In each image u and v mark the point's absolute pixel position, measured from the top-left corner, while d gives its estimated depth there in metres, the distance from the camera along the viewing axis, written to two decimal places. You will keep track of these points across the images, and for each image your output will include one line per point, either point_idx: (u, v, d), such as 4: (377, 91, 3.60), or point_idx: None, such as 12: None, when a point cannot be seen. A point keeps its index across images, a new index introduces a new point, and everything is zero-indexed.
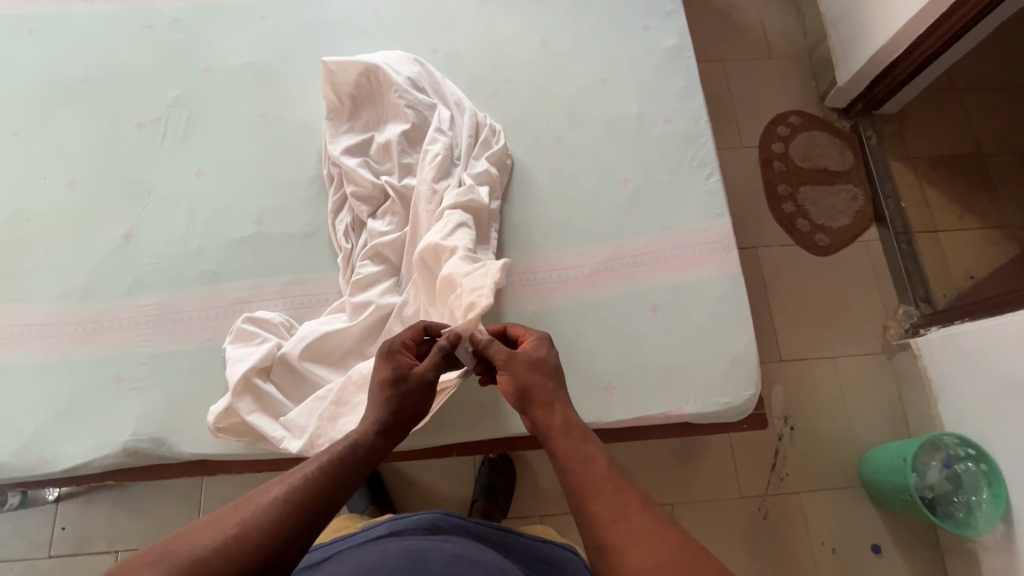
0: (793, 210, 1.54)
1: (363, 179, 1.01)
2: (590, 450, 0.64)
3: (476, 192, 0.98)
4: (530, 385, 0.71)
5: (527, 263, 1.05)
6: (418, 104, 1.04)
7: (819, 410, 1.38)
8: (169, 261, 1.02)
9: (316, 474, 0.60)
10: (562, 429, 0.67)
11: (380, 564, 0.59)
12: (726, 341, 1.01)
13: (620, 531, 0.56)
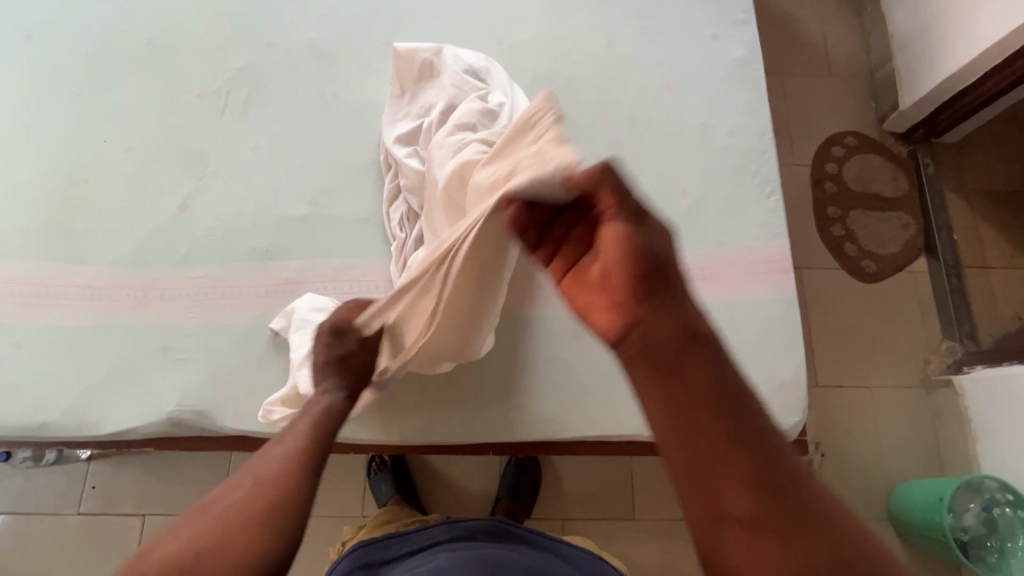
0: (842, 234, 1.51)
1: (408, 167, 0.99)
2: (705, 409, 0.56)
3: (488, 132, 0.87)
4: (653, 261, 0.60)
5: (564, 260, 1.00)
6: (465, 86, 1.00)
7: (850, 439, 1.36)
8: (223, 233, 1.02)
9: (278, 454, 0.64)
10: (670, 343, 0.59)
11: (458, 564, 0.68)
12: (775, 365, 0.99)
13: (719, 471, 0.54)
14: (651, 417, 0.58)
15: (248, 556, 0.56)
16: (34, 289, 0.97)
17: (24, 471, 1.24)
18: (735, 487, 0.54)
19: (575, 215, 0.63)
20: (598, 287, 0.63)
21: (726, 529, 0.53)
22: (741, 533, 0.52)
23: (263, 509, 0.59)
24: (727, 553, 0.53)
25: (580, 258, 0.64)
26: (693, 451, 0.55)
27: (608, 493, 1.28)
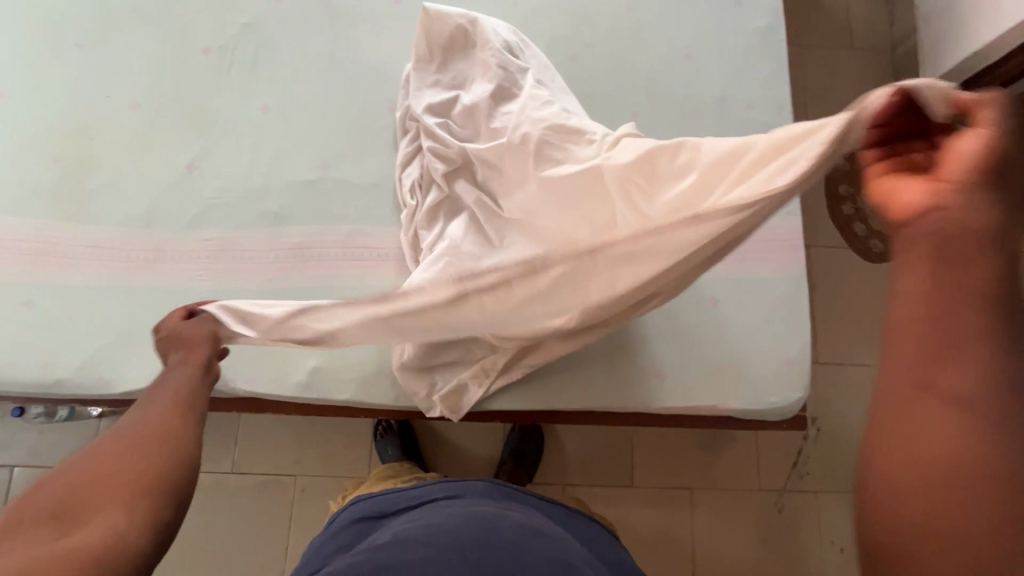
0: (851, 213, 1.47)
1: (444, 139, 0.96)
2: (977, 287, 0.39)
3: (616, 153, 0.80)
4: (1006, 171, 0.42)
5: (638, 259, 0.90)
6: (509, 66, 0.96)
7: (846, 415, 1.38)
8: (233, 196, 1.01)
9: (133, 423, 0.53)
10: (931, 232, 0.42)
11: (454, 522, 0.69)
12: (780, 342, 1.00)
13: (913, 387, 0.38)
14: (902, 273, 0.41)
15: (125, 512, 0.46)
16: (42, 247, 0.97)
17: (38, 425, 1.27)
18: (968, 387, 0.37)
19: (917, 123, 0.49)
20: (929, 176, 0.45)
21: (933, 411, 0.37)
22: (952, 423, 0.36)
23: (141, 457, 0.50)
24: (915, 434, 0.37)
25: (918, 155, 0.47)
26: (939, 321, 0.39)
27: (608, 461, 1.31)
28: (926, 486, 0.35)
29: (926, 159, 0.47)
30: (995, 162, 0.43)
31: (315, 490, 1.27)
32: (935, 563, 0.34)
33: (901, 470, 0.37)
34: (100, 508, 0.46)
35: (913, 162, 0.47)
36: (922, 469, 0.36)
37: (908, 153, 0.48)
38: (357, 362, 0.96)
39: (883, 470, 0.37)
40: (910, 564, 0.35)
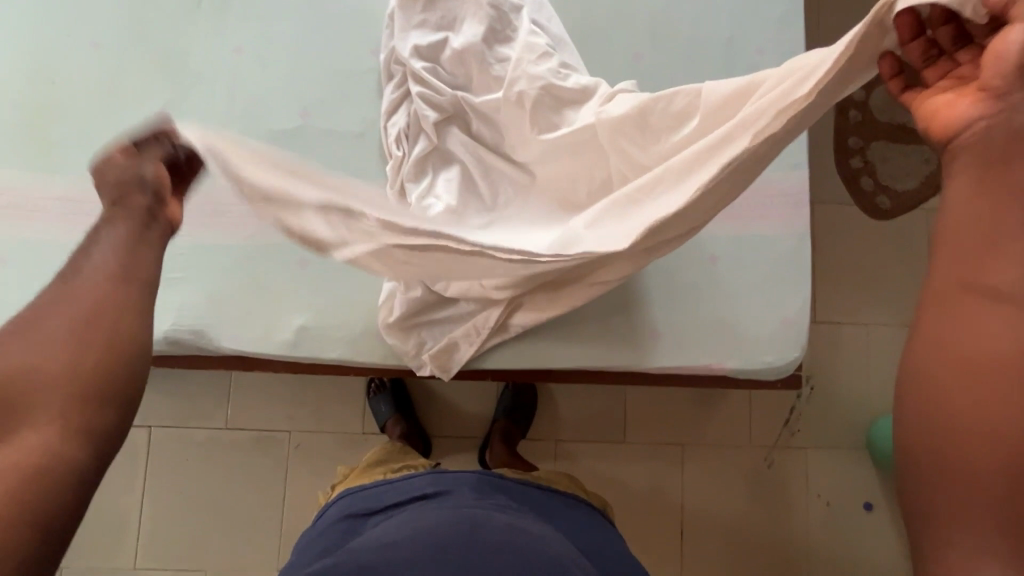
0: (859, 166, 1.41)
1: (437, 87, 0.92)
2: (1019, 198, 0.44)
3: (610, 107, 0.84)
4: None
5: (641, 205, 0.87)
6: (502, 7, 0.92)
7: (841, 374, 1.38)
8: (208, 144, 0.95)
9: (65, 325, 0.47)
10: (981, 145, 0.46)
11: (436, 525, 0.70)
12: (779, 301, 0.97)
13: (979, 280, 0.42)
14: (950, 186, 0.47)
15: (59, 436, 0.44)
16: (11, 199, 0.92)
17: None
18: (1013, 277, 0.42)
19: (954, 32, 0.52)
20: (970, 93, 0.49)
21: (987, 303, 0.42)
22: (995, 313, 0.41)
23: (68, 378, 0.45)
24: (957, 323, 0.42)
25: (963, 69, 0.51)
26: (984, 223, 0.44)
27: (602, 418, 1.32)
28: (957, 368, 0.41)
29: (970, 73, 0.50)
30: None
31: (310, 446, 1.28)
32: (952, 428, 0.40)
33: (939, 355, 0.42)
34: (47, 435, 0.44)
35: (958, 77, 0.51)
36: (966, 353, 0.41)
37: (949, 69, 0.52)
38: (344, 320, 0.93)
39: (922, 356, 0.43)
40: (943, 430, 0.40)
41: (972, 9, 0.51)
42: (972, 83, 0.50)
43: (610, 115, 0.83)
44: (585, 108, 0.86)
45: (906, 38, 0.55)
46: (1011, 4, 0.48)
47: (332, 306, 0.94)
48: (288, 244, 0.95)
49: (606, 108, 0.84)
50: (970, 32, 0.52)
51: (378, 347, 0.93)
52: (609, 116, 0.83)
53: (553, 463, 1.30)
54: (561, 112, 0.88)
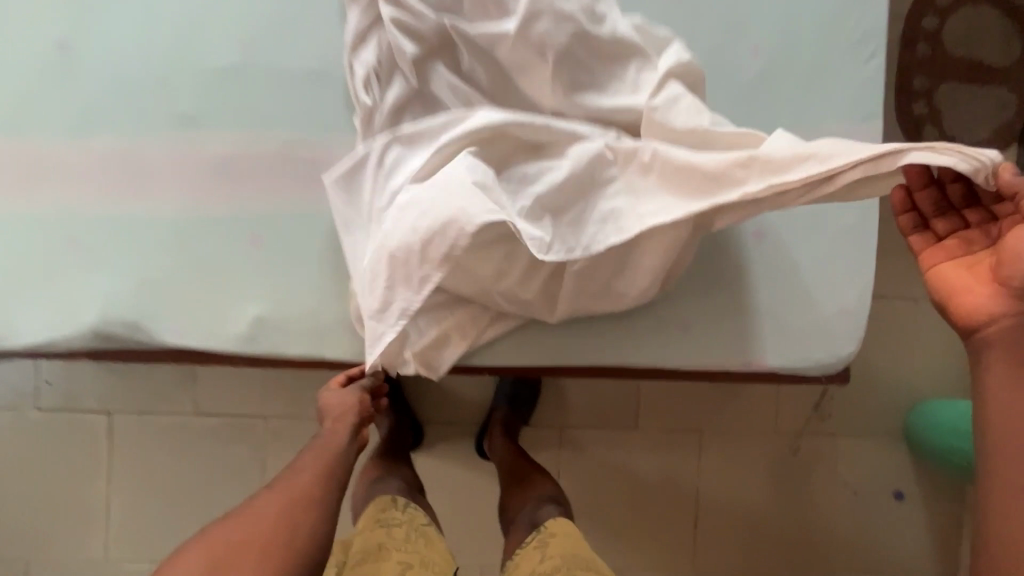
0: (923, 113, 1.21)
1: (419, 11, 0.72)
2: None
3: (670, 115, 0.71)
4: None
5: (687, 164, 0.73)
6: None
7: (883, 353, 1.22)
8: (133, 92, 0.76)
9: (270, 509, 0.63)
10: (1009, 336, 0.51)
11: None
12: (837, 285, 0.80)
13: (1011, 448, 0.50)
14: (984, 365, 0.52)
15: None
16: None
17: None
18: None
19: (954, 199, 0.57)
20: (985, 275, 0.53)
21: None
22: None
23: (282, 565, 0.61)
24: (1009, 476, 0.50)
25: (968, 238, 0.56)
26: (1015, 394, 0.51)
27: (611, 402, 1.19)
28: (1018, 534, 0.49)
29: (976, 243, 0.55)
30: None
31: (289, 433, 1.16)
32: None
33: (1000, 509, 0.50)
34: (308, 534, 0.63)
35: (966, 244, 0.55)
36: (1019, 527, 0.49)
37: (958, 234, 0.56)
38: (308, 309, 0.77)
39: (992, 523, 0.50)
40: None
41: (983, 180, 0.54)
42: (982, 253, 0.55)
43: (670, 127, 0.71)
44: (625, 85, 0.73)
45: (905, 205, 0.59)
46: (1017, 190, 0.52)
47: (292, 292, 0.77)
48: (237, 214, 0.77)
49: (662, 111, 0.71)
50: (967, 197, 0.57)
51: (350, 340, 0.77)
52: (668, 128, 0.71)
53: (558, 451, 1.18)
54: (593, 74, 0.73)
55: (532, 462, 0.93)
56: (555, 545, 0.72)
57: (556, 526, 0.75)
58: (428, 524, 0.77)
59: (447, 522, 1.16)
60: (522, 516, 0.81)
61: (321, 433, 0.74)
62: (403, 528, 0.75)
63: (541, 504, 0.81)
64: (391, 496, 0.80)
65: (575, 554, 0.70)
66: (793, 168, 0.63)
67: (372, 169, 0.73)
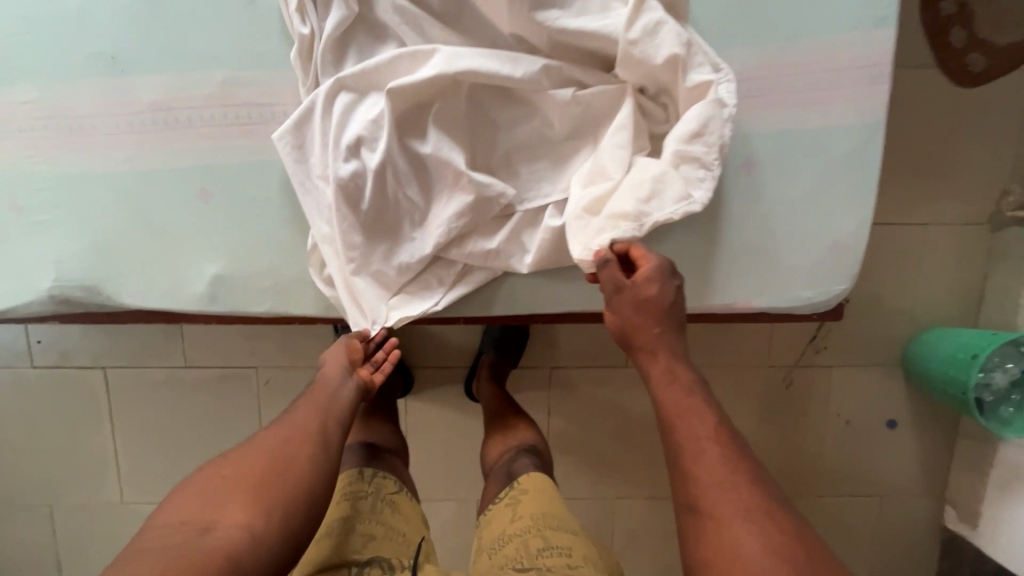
0: (951, 13, 1.07)
1: None
2: (675, 405, 0.57)
3: (652, 49, 0.63)
4: (671, 312, 0.61)
5: (661, 89, 0.67)
6: None
7: (885, 283, 1.16)
8: (53, 35, 0.70)
9: (266, 434, 0.63)
10: (662, 378, 0.59)
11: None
12: (831, 218, 0.74)
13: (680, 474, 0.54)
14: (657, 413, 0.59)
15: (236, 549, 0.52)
16: None
17: None
18: (712, 463, 0.53)
19: None
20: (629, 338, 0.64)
21: (697, 472, 0.53)
22: (717, 479, 0.52)
23: (254, 482, 0.57)
24: (716, 498, 0.51)
25: None
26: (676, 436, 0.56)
27: (600, 343, 1.17)
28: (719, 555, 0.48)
29: None
30: (660, 309, 0.61)
31: (281, 383, 1.17)
32: None
33: (722, 537, 0.49)
34: (276, 462, 0.59)
35: None
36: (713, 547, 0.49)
37: None
38: (268, 265, 0.73)
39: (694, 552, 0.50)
40: None
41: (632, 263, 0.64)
42: None
43: (651, 64, 0.64)
44: (593, 4, 0.65)
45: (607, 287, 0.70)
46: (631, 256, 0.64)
47: (250, 248, 0.73)
48: (183, 167, 0.72)
49: (644, 45, 0.63)
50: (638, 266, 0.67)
51: (314, 296, 0.74)
52: (650, 66, 0.64)
53: (547, 391, 1.18)
54: None
55: (517, 411, 0.93)
56: (529, 502, 0.71)
57: (530, 482, 0.74)
58: (397, 494, 0.75)
59: (442, 461, 1.19)
60: (498, 469, 0.81)
61: (316, 378, 0.69)
62: (367, 500, 0.73)
63: (518, 456, 0.80)
64: (357, 468, 0.77)
65: (546, 511, 0.69)
66: (634, 217, 0.63)
67: (324, 119, 0.66)
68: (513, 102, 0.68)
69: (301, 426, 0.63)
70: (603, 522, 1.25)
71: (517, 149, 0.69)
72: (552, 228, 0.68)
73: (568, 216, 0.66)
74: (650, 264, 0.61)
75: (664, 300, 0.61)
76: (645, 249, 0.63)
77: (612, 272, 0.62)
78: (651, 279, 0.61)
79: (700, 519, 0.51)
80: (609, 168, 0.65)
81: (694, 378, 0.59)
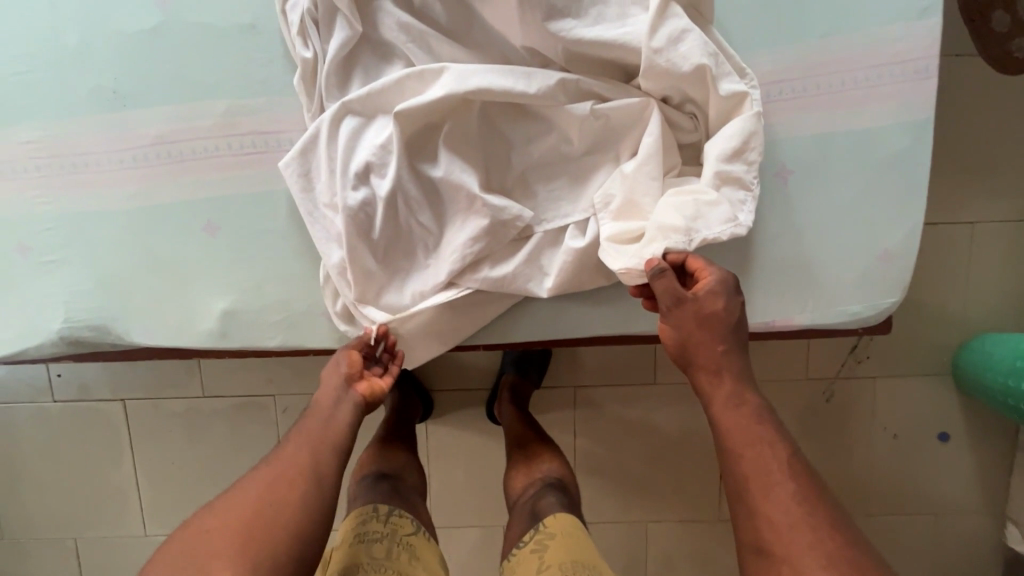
0: None
1: None
2: (744, 433, 0.53)
3: (677, 57, 0.59)
4: (735, 329, 0.56)
5: (686, 98, 0.62)
6: None
7: (931, 288, 1.09)
8: (56, 74, 0.68)
9: (254, 477, 0.57)
10: (726, 403, 0.55)
11: None
12: (879, 226, 0.68)
13: (750, 509, 0.51)
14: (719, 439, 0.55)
15: None
16: None
17: None
18: (785, 499, 0.50)
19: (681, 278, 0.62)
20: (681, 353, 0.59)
21: (770, 510, 0.49)
22: (791, 517, 0.49)
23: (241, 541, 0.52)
24: (790, 538, 0.48)
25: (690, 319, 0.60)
26: (745, 467, 0.52)
27: (626, 360, 1.11)
28: None
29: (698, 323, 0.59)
30: (726, 326, 0.56)
31: (300, 410, 1.15)
32: None
33: None
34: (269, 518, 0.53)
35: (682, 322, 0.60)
36: None
37: None
38: (280, 298, 0.70)
39: None
40: None
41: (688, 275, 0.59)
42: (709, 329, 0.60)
43: (676, 74, 0.59)
44: (611, 10, 0.61)
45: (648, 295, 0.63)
46: (692, 266, 0.58)
47: (260, 280, 0.70)
48: (189, 200, 0.69)
49: (668, 53, 0.59)
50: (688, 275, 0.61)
51: (327, 330, 0.71)
52: (675, 76, 0.59)
53: (573, 412, 1.14)
54: None
55: (541, 439, 0.88)
56: (554, 548, 0.67)
57: (556, 524, 0.69)
58: (414, 536, 0.72)
59: (466, 487, 1.15)
60: (523, 505, 0.76)
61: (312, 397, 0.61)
62: (383, 544, 0.69)
63: (544, 493, 0.76)
64: (371, 505, 0.73)
65: (574, 559, 0.65)
66: (682, 231, 0.59)
67: (330, 146, 0.63)
68: (528, 119, 0.64)
69: (292, 468, 0.56)
70: (637, 547, 1.19)
71: (534, 169, 0.65)
72: (574, 249, 0.63)
73: (608, 245, 0.61)
74: (714, 278, 0.56)
75: (730, 317, 0.56)
76: (704, 261, 0.58)
77: (667, 282, 0.56)
78: (716, 294, 0.56)
79: (770, 558, 0.48)
80: (643, 200, 0.61)
81: (761, 402, 0.55)
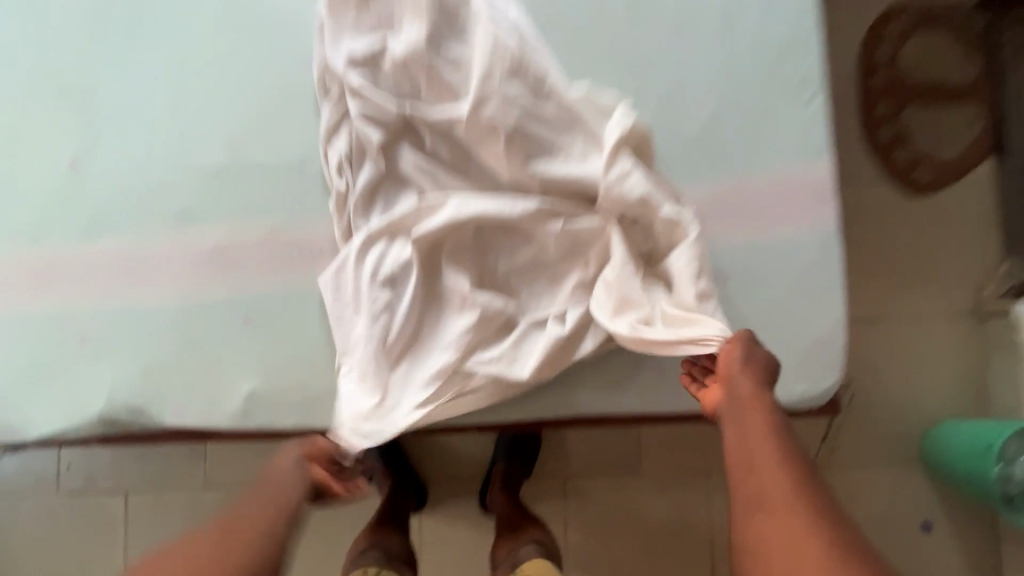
0: (892, 138, 1.24)
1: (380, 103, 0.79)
2: (755, 434, 0.62)
3: (625, 188, 0.76)
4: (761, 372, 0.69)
5: (638, 218, 0.79)
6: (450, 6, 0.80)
7: (885, 378, 1.20)
8: (134, 199, 0.85)
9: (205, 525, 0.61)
10: (747, 407, 0.65)
11: None
12: (809, 319, 0.81)
13: (755, 490, 0.58)
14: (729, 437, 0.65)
15: None
16: None
17: None
18: (783, 486, 0.57)
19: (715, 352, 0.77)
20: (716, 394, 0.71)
21: (771, 492, 0.57)
22: (788, 497, 0.57)
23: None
24: (791, 511, 0.55)
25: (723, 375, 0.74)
26: (751, 461, 0.61)
27: (612, 449, 1.18)
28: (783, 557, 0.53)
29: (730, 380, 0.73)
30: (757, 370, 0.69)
31: None
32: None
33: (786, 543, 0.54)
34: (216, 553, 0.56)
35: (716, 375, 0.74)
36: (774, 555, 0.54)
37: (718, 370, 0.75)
38: (296, 382, 0.81)
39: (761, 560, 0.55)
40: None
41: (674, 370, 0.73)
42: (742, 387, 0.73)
43: (626, 199, 0.76)
44: (574, 154, 0.79)
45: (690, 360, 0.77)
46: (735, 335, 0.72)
47: (281, 366, 0.82)
48: (228, 299, 0.83)
49: (618, 185, 0.76)
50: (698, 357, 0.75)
51: (338, 410, 0.81)
52: (626, 202, 0.76)
53: (564, 502, 1.17)
54: (542, 145, 0.79)
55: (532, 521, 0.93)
56: None
57: (532, 567, 0.78)
58: None
59: None
60: (506, 562, 0.84)
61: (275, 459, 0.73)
62: None
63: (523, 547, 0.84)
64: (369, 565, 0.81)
65: None
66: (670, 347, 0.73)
67: (355, 261, 0.78)
68: (511, 235, 0.79)
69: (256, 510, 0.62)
70: None
71: (517, 274, 0.80)
72: (553, 337, 0.76)
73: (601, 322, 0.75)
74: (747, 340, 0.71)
75: (760, 366, 0.69)
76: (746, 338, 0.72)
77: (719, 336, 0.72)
78: (752, 351, 0.70)
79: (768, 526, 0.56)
80: (635, 297, 0.75)
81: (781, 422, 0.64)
